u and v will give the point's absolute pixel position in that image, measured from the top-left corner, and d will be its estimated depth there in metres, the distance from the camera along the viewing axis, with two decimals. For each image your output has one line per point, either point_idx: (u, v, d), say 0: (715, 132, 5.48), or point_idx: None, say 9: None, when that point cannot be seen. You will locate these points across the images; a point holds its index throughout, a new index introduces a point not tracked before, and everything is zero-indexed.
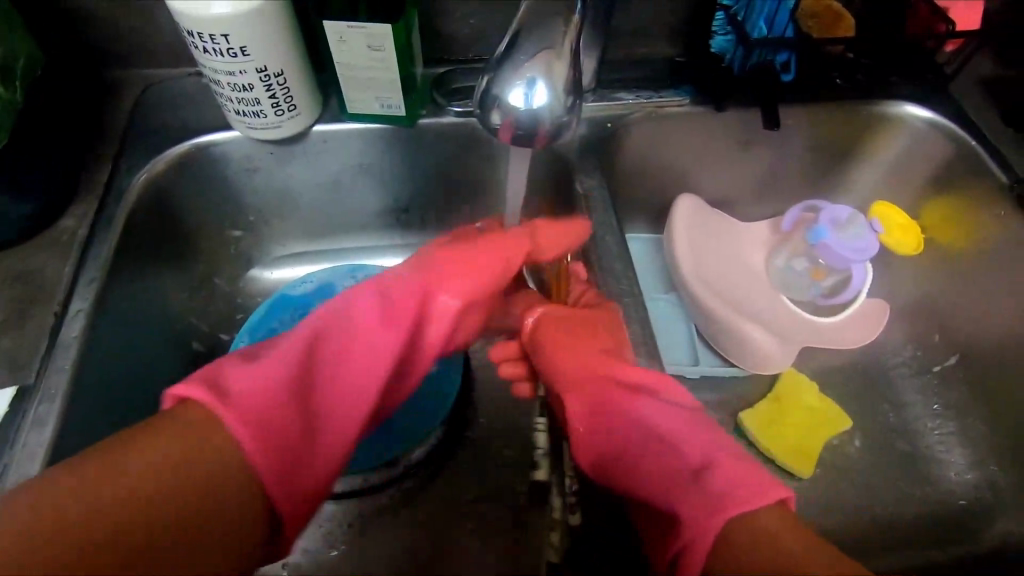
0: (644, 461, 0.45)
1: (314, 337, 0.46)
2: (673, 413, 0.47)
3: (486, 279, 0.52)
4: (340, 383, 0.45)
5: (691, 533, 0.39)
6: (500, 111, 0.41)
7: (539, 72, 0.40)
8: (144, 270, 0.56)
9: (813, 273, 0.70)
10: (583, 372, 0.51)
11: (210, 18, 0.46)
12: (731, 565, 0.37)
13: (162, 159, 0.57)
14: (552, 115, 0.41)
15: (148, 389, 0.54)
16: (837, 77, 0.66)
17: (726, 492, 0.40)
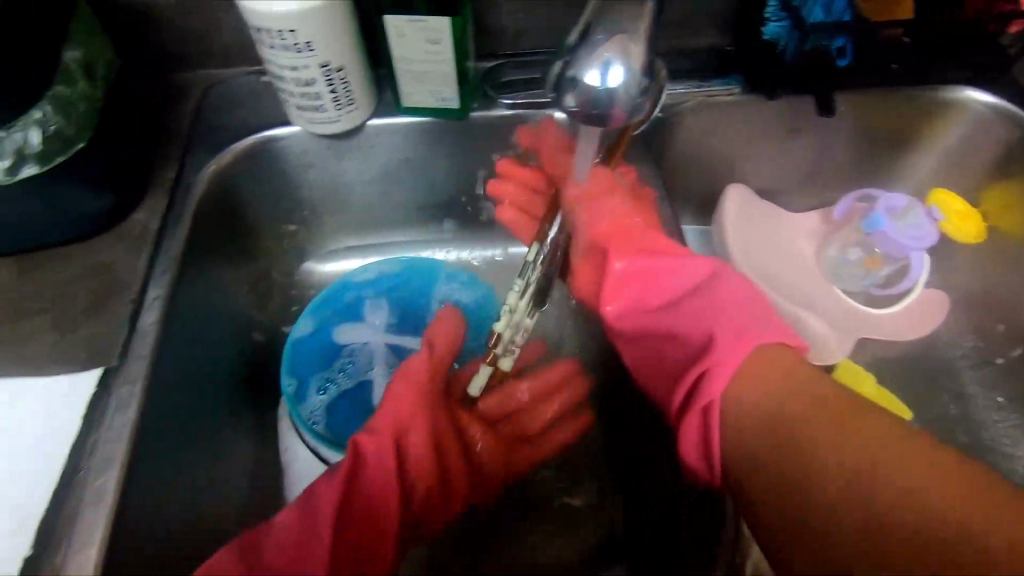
0: (667, 317, 0.53)
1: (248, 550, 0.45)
2: (699, 274, 0.53)
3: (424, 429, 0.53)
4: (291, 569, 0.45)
5: (715, 363, 0.46)
6: (577, 93, 0.40)
7: (615, 54, 0.39)
8: (211, 261, 0.58)
9: (869, 263, 0.69)
10: (620, 237, 0.56)
11: (280, 16, 0.48)
12: (756, 382, 0.44)
13: (227, 152, 0.59)
14: (627, 96, 0.40)
15: (217, 375, 0.56)
16: (893, 62, 0.64)
17: (749, 333, 0.47)
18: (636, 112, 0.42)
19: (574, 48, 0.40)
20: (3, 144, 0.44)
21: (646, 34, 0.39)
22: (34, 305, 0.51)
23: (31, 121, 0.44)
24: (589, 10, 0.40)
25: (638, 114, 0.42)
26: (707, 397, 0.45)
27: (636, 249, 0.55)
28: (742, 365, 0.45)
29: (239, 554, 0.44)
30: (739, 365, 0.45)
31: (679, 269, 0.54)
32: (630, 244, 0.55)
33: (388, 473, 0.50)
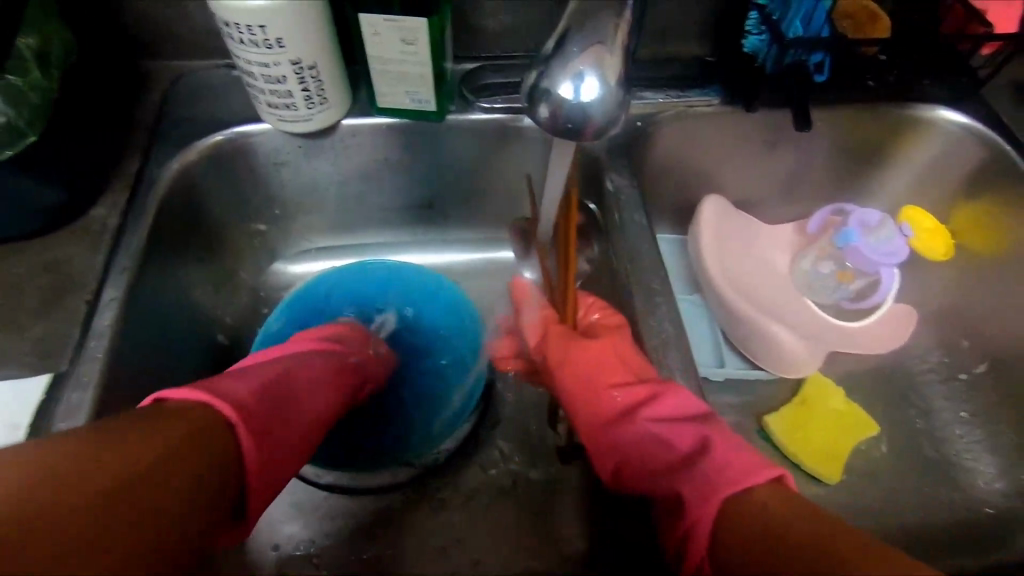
0: (653, 471, 0.48)
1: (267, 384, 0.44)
2: (680, 425, 0.47)
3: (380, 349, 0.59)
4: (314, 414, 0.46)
5: (695, 520, 0.42)
6: (549, 104, 0.39)
7: (589, 65, 0.38)
8: (174, 260, 0.56)
9: (840, 276, 0.69)
10: (582, 396, 0.55)
11: (248, 10, 0.46)
12: (737, 532, 0.39)
13: (194, 149, 0.57)
14: (603, 109, 0.39)
15: (176, 380, 0.54)
16: (870, 79, 0.64)
17: (721, 482, 0.43)
18: (611, 127, 0.41)
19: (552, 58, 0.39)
20: None
21: (620, 50, 0.39)
22: None
23: None
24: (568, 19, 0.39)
25: (615, 129, 0.41)
26: (696, 557, 0.41)
27: (594, 388, 0.54)
28: (720, 512, 0.42)
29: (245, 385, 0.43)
30: (716, 514, 0.42)
31: (669, 436, 0.48)
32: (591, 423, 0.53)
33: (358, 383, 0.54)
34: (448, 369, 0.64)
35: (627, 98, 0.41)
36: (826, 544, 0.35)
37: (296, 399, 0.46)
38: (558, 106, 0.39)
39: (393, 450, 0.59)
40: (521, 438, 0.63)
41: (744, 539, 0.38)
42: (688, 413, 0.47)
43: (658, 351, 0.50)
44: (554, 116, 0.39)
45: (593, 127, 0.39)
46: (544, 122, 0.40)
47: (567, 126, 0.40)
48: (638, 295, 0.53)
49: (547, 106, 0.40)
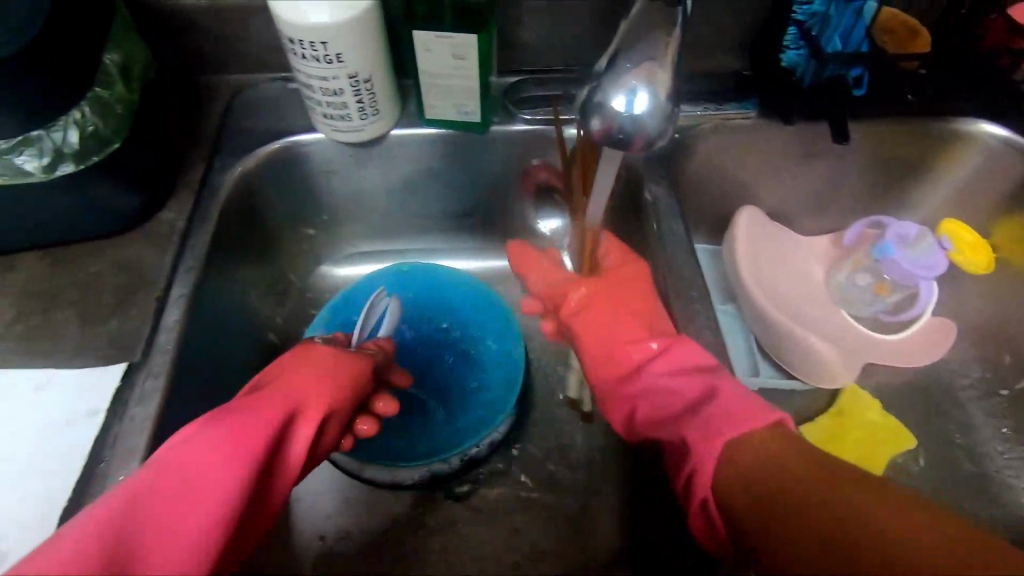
0: (665, 420, 0.50)
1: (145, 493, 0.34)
2: (689, 376, 0.49)
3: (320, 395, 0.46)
4: (221, 478, 0.36)
5: (697, 460, 0.43)
6: (601, 118, 0.41)
7: (640, 81, 0.40)
8: (234, 262, 0.60)
9: (877, 288, 0.69)
10: (601, 345, 0.57)
11: (313, 28, 0.49)
12: (733, 471, 0.41)
13: (253, 156, 0.61)
14: (653, 122, 0.41)
15: (232, 374, 0.57)
16: (909, 92, 0.65)
17: (719, 423, 0.44)
18: (659, 141, 0.43)
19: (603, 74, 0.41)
20: (42, 142, 0.45)
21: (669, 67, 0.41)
22: (59, 295, 0.52)
23: (71, 121, 0.45)
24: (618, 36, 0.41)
25: (663, 142, 0.43)
26: (699, 494, 0.42)
27: (612, 347, 0.56)
28: (722, 459, 0.42)
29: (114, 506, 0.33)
30: (719, 455, 0.43)
31: (676, 388, 0.49)
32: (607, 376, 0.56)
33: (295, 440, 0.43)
34: (484, 372, 0.65)
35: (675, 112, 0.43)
36: (813, 474, 0.38)
37: (192, 472, 0.36)
38: (610, 120, 0.41)
39: (430, 448, 0.61)
40: (557, 440, 0.65)
41: (751, 479, 0.39)
42: None
43: None
44: (606, 129, 0.41)
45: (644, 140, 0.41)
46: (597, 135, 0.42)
47: (618, 139, 0.42)
48: (676, 303, 0.55)
49: (599, 120, 0.42)
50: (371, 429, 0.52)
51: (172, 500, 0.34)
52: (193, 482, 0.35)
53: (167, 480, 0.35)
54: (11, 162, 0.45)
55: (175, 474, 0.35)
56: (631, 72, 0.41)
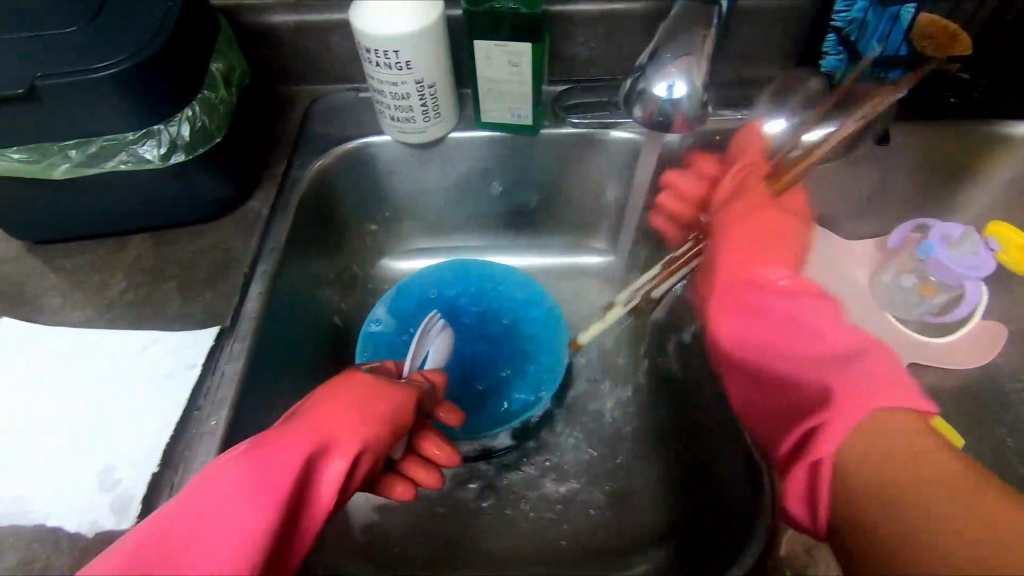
0: (798, 351, 0.55)
1: (166, 534, 0.36)
2: (850, 332, 0.54)
3: (354, 428, 0.44)
4: (238, 530, 0.36)
5: (831, 416, 0.47)
6: (643, 104, 0.46)
7: (679, 72, 0.45)
8: (309, 248, 0.66)
9: (922, 290, 0.70)
10: (742, 280, 0.61)
11: (388, 37, 0.56)
12: (874, 453, 0.44)
13: (330, 154, 0.68)
14: (691, 106, 0.45)
15: (302, 349, 0.63)
16: (953, 96, 0.65)
17: (867, 390, 0.47)
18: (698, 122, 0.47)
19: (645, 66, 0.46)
20: (161, 134, 0.52)
21: (707, 55, 0.44)
22: (160, 273, 0.59)
23: (184, 117, 0.53)
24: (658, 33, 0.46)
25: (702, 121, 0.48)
26: (817, 453, 0.46)
27: (749, 287, 0.61)
28: (861, 424, 0.46)
29: (140, 545, 0.35)
30: (854, 423, 0.46)
31: (825, 332, 0.55)
32: (740, 284, 0.61)
33: (325, 479, 0.41)
34: (531, 358, 0.70)
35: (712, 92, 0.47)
36: (952, 483, 0.42)
37: (212, 521, 0.36)
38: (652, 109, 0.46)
39: (479, 423, 0.65)
40: (599, 422, 0.68)
41: (869, 480, 0.43)
42: None
43: None
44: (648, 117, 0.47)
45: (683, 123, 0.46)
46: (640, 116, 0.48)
47: (657, 122, 0.47)
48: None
49: (643, 107, 0.47)
50: (451, 459, 0.52)
51: (186, 545, 0.35)
52: (209, 525, 0.36)
53: (189, 522, 0.36)
54: (134, 151, 0.53)
55: (191, 520, 0.36)
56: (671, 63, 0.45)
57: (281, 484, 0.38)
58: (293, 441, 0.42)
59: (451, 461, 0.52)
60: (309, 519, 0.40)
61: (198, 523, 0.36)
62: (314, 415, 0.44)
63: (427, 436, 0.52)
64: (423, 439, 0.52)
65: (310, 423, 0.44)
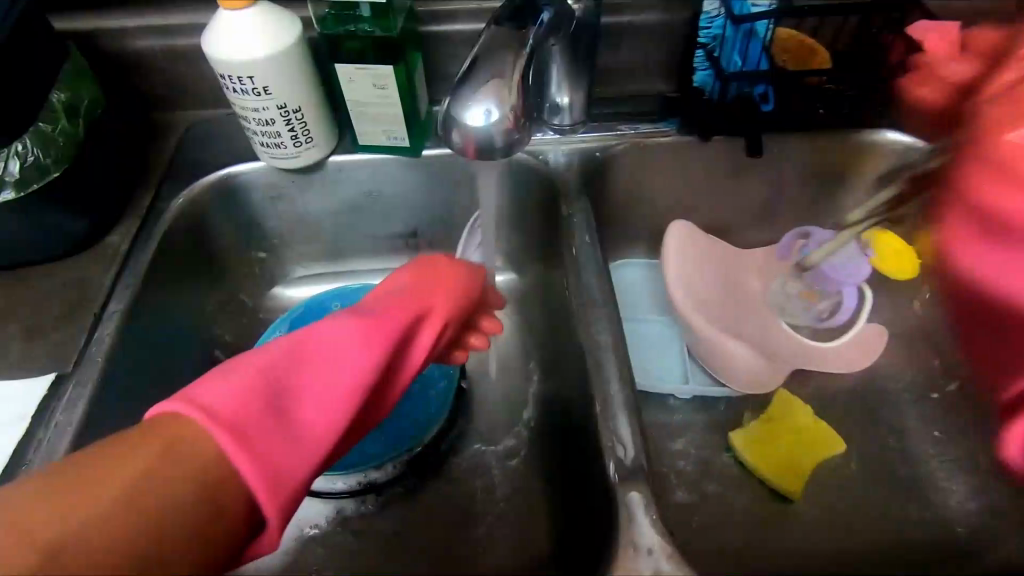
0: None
1: (296, 351, 0.39)
2: None
3: (445, 296, 0.48)
4: (356, 359, 0.39)
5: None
6: (457, 131, 0.45)
7: (488, 100, 0.44)
8: (180, 279, 0.63)
9: (807, 295, 0.72)
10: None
11: (238, 63, 0.55)
12: None
13: (199, 185, 0.65)
14: (499, 131, 0.45)
15: (170, 387, 0.60)
16: (821, 108, 0.68)
17: None
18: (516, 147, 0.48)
19: (456, 94, 0.45)
20: None
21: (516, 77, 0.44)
22: (7, 315, 0.56)
23: (13, 153, 0.50)
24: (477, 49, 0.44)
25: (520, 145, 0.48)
26: None
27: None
28: None
29: (277, 357, 0.38)
30: None
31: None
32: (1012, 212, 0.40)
33: (422, 331, 0.45)
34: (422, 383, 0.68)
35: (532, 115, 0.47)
36: None
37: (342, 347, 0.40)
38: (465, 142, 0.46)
39: (364, 454, 0.63)
40: (495, 444, 0.67)
41: None
42: (625, 415, 0.49)
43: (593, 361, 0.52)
44: (461, 148, 0.46)
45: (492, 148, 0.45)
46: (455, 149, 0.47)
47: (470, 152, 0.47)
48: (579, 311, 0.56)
49: (459, 133, 0.46)
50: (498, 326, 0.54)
51: (313, 359, 0.39)
52: (332, 351, 0.39)
53: (317, 345, 0.39)
54: None
55: (316, 344, 0.40)
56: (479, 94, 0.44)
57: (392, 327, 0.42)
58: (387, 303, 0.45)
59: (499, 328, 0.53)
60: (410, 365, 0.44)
61: (324, 348, 0.39)
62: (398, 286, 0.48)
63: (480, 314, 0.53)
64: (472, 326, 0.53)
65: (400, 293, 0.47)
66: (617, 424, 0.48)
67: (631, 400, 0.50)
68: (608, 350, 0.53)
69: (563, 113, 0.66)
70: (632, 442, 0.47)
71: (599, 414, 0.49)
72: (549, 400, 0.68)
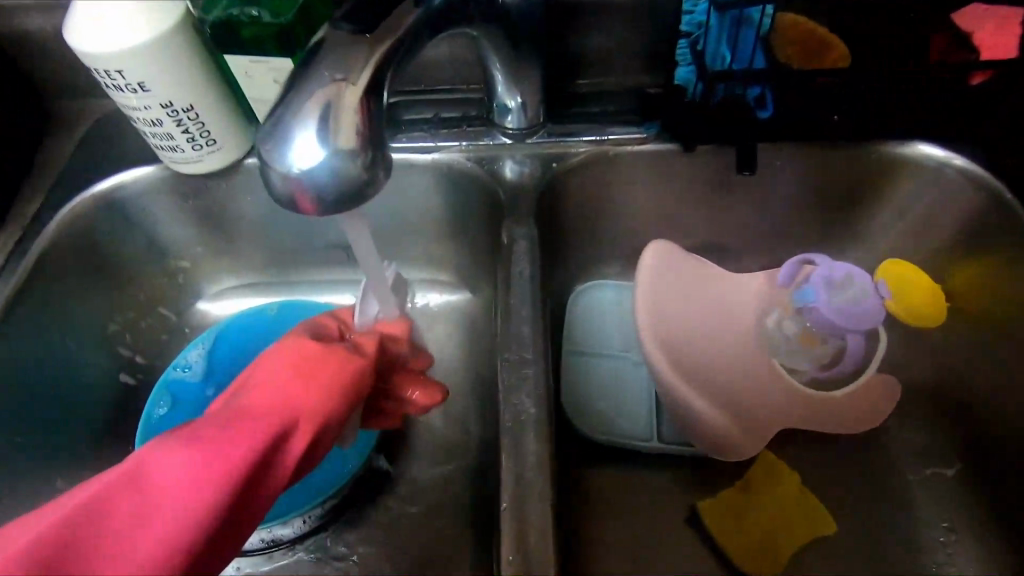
0: None
1: (117, 488, 0.34)
2: None
3: (321, 394, 0.42)
4: (188, 496, 0.34)
5: None
6: (279, 169, 0.34)
7: (312, 122, 0.34)
8: (68, 300, 0.56)
9: (802, 340, 0.58)
10: None
11: (101, 55, 0.45)
12: None
13: (89, 194, 0.57)
14: (338, 160, 0.35)
15: (47, 420, 0.53)
16: (836, 113, 0.57)
17: None
18: (370, 190, 0.37)
19: (272, 127, 0.35)
20: None
21: (365, 84, 0.36)
22: None
23: None
24: (307, 61, 0.36)
25: (373, 184, 0.37)
26: None
27: None
28: None
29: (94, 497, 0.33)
30: None
31: None
32: None
33: (291, 443, 0.39)
34: None
35: (388, 148, 0.37)
36: None
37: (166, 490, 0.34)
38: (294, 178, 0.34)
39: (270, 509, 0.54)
40: (425, 498, 0.58)
41: None
42: (539, 510, 0.39)
43: (510, 437, 0.42)
44: (288, 188, 0.34)
45: (332, 184, 0.35)
46: (285, 198, 0.36)
47: (304, 199, 0.35)
48: (503, 366, 0.45)
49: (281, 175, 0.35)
50: (437, 396, 0.50)
51: (138, 498, 0.33)
52: (162, 486, 0.34)
53: (146, 476, 0.34)
54: None
55: (146, 476, 0.34)
56: (301, 117, 0.35)
57: (238, 452, 0.36)
58: (248, 410, 0.40)
59: (436, 399, 0.50)
60: (266, 489, 0.38)
61: (155, 480, 0.34)
62: (262, 387, 0.42)
63: (407, 382, 0.51)
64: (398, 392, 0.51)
65: (262, 397, 0.41)
66: (525, 521, 0.39)
67: (548, 492, 0.40)
68: (533, 422, 0.43)
69: (514, 114, 0.57)
70: (541, 548, 0.38)
71: (506, 511, 0.39)
72: (489, 449, 0.59)
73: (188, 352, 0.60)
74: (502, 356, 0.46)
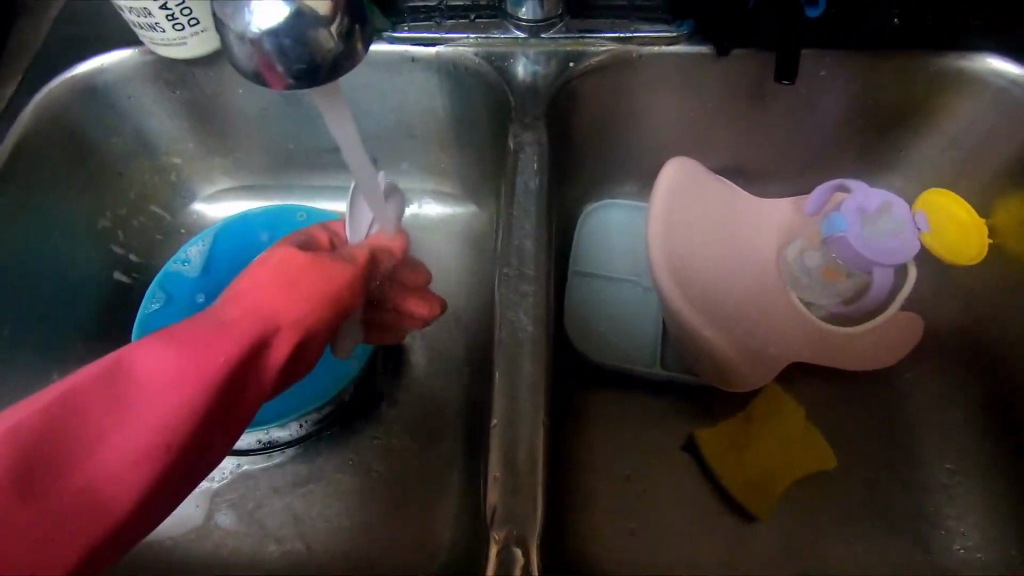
0: None
1: (75, 400, 0.30)
2: None
3: (310, 302, 0.36)
4: (156, 415, 0.30)
5: None
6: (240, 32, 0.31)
7: None
8: (53, 191, 0.54)
9: (825, 273, 0.54)
10: None
11: None
12: None
13: (70, 75, 0.53)
14: (306, 24, 0.31)
15: (35, 312, 0.52)
16: (895, 16, 0.50)
17: None
18: (347, 62, 0.33)
19: None
20: None
21: None
22: None
23: None
24: None
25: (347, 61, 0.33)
26: None
27: None
28: None
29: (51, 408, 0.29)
30: None
31: None
32: None
33: (273, 355, 0.34)
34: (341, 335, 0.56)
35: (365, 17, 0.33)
36: None
37: (135, 399, 0.30)
38: (261, 37, 0.30)
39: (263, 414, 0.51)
40: (417, 413, 0.57)
41: None
42: (533, 428, 0.38)
43: (507, 352, 0.40)
44: (252, 57, 0.31)
45: (299, 53, 0.31)
46: (249, 66, 0.32)
47: (270, 71, 0.32)
48: (502, 279, 0.43)
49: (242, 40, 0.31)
50: (435, 309, 0.46)
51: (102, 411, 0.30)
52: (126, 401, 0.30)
53: (107, 390, 0.30)
54: None
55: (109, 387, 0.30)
56: None
57: (213, 363, 0.31)
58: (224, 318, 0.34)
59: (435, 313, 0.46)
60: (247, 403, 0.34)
61: (118, 394, 0.30)
62: (240, 287, 0.36)
63: (404, 299, 0.46)
64: (396, 303, 0.45)
65: (241, 299, 0.35)
66: (518, 438, 0.38)
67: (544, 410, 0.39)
68: (532, 339, 0.40)
69: (529, 3, 0.52)
70: (533, 464, 0.37)
71: (499, 427, 0.38)
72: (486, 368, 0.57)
73: (188, 247, 0.57)
74: (500, 269, 0.43)
